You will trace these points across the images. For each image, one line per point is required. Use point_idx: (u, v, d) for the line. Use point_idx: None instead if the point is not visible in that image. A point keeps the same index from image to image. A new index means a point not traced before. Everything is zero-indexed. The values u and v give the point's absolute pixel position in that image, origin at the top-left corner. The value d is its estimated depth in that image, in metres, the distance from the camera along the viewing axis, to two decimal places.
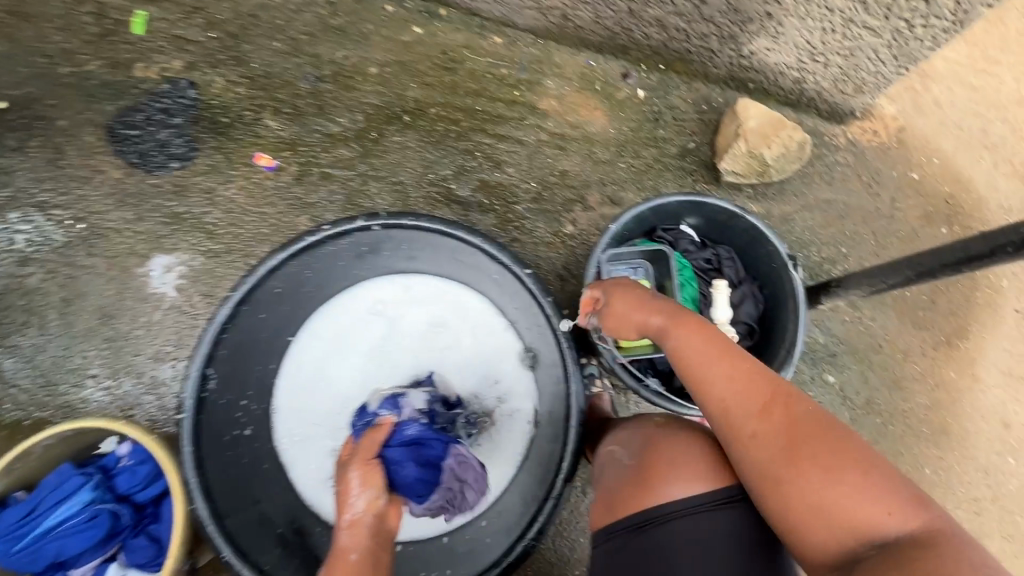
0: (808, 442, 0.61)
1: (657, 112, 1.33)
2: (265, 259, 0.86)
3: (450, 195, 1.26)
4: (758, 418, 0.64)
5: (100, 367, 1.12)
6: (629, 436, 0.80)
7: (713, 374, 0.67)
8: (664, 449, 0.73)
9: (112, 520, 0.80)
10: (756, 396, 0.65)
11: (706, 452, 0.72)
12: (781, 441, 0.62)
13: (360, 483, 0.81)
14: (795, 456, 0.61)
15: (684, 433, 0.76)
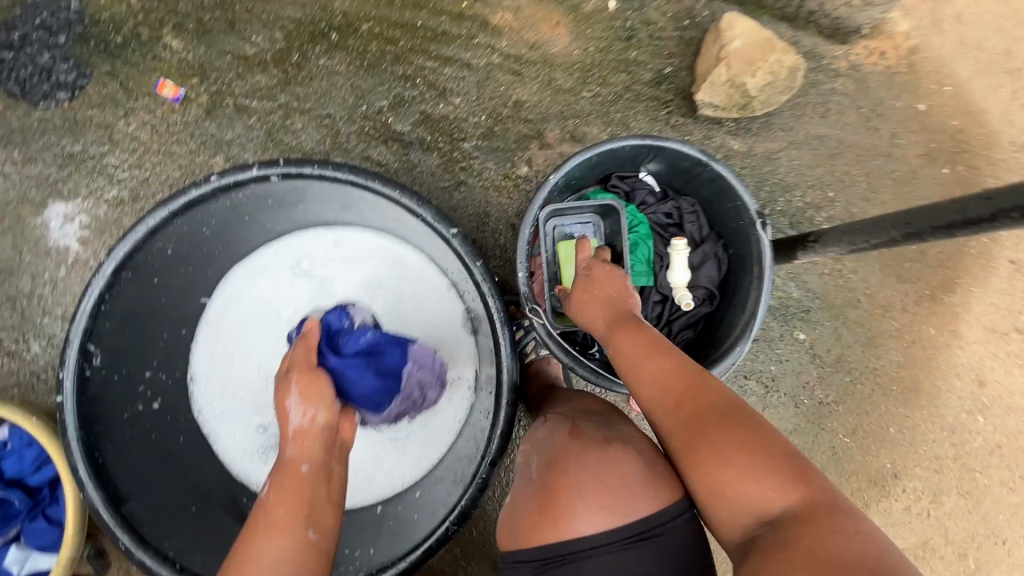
0: (719, 432, 0.58)
1: (631, 28, 1.14)
2: (142, 217, 0.73)
3: (387, 131, 1.10)
4: (672, 409, 0.61)
5: (4, 329, 1.02)
6: (541, 443, 0.70)
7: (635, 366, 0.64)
8: (571, 471, 0.64)
9: (3, 505, 0.75)
10: (671, 384, 0.61)
11: (618, 473, 0.62)
12: (691, 429, 0.59)
13: (302, 395, 0.70)
14: (704, 443, 0.58)
15: (597, 444, 0.66)
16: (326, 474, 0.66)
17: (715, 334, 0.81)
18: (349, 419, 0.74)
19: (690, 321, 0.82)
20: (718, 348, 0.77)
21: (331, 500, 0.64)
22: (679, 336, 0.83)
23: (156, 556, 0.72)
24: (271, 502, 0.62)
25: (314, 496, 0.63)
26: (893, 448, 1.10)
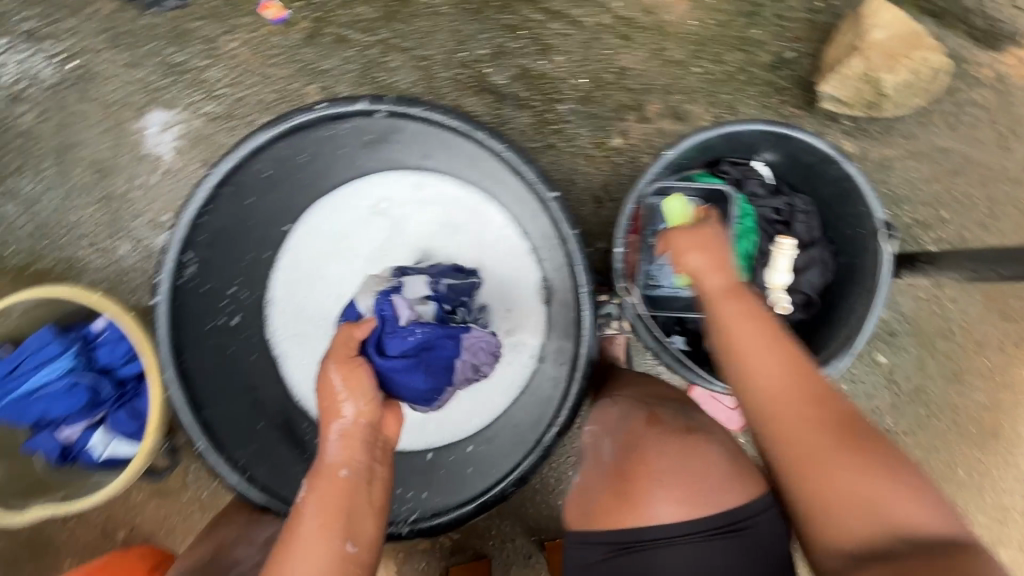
0: (840, 429, 0.57)
1: (757, 3, 1.05)
2: (249, 136, 0.73)
3: (483, 82, 1.06)
4: (795, 399, 0.58)
5: (97, 226, 1.06)
6: (615, 426, 0.70)
7: (749, 347, 0.60)
8: (649, 458, 0.64)
9: (93, 391, 0.78)
10: (789, 374, 0.59)
11: (703, 466, 0.63)
12: (814, 422, 0.57)
13: (345, 386, 0.69)
14: (825, 439, 0.56)
15: (678, 434, 0.66)
16: (365, 479, 0.65)
17: (809, 342, 0.77)
18: (393, 417, 0.73)
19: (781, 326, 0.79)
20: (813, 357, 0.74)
21: (367, 507, 0.64)
22: None
23: (227, 463, 0.76)
24: (310, 501, 0.62)
25: (352, 505, 0.62)
26: (956, 490, 1.05)
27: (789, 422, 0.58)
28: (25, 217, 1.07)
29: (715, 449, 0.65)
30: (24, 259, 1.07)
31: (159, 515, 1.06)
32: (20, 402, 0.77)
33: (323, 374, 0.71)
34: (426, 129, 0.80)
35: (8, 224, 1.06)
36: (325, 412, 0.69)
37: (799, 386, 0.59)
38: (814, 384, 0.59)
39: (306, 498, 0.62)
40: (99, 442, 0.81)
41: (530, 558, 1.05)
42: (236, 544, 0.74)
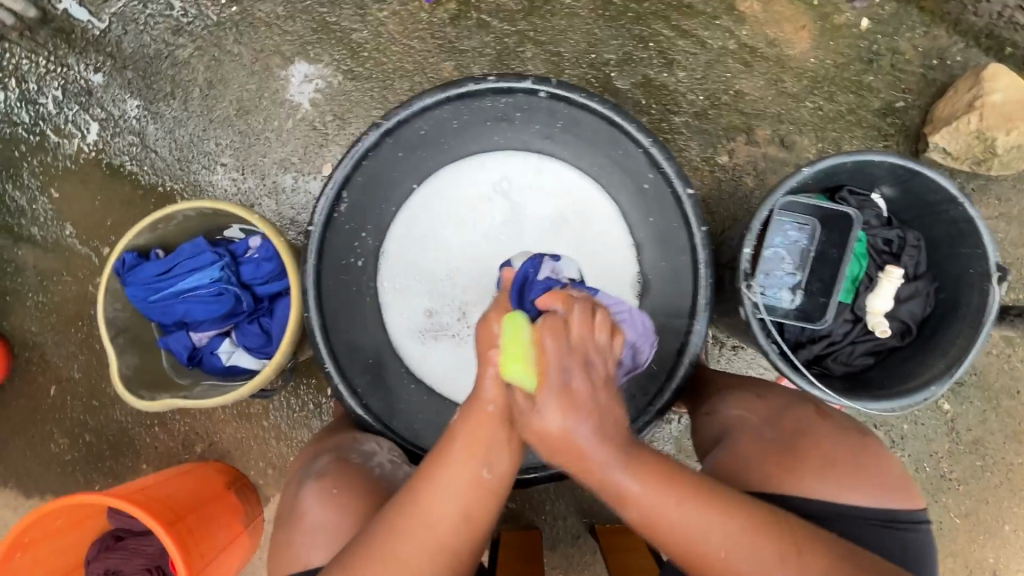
0: (751, 543, 0.59)
1: (875, 52, 1.11)
2: (422, 95, 0.80)
3: (606, 84, 1.13)
4: (706, 527, 0.59)
5: (231, 159, 1.14)
6: (778, 410, 0.77)
7: (650, 496, 0.59)
8: (820, 440, 0.72)
9: (236, 301, 0.86)
10: (751, 522, 0.59)
11: (874, 461, 0.72)
12: (732, 553, 0.59)
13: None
14: (753, 562, 0.59)
15: (853, 432, 0.74)
16: (520, 417, 0.64)
17: (902, 371, 0.81)
18: None
19: (873, 349, 0.84)
20: (905, 382, 0.78)
21: (511, 446, 0.64)
22: (858, 359, 0.84)
23: (347, 386, 0.82)
24: (463, 424, 0.64)
25: (499, 442, 0.63)
26: (997, 544, 1.08)
27: (701, 547, 0.59)
28: (167, 140, 1.15)
29: (877, 451, 0.73)
30: (158, 178, 1.15)
31: (238, 436, 1.12)
32: (169, 300, 0.86)
33: (483, 323, 0.65)
34: (575, 115, 0.85)
35: (150, 144, 1.15)
36: (483, 347, 0.64)
37: (723, 518, 0.59)
38: (741, 511, 0.60)
39: (461, 422, 0.64)
40: (226, 350, 0.89)
41: (576, 538, 1.10)
42: (365, 439, 0.84)
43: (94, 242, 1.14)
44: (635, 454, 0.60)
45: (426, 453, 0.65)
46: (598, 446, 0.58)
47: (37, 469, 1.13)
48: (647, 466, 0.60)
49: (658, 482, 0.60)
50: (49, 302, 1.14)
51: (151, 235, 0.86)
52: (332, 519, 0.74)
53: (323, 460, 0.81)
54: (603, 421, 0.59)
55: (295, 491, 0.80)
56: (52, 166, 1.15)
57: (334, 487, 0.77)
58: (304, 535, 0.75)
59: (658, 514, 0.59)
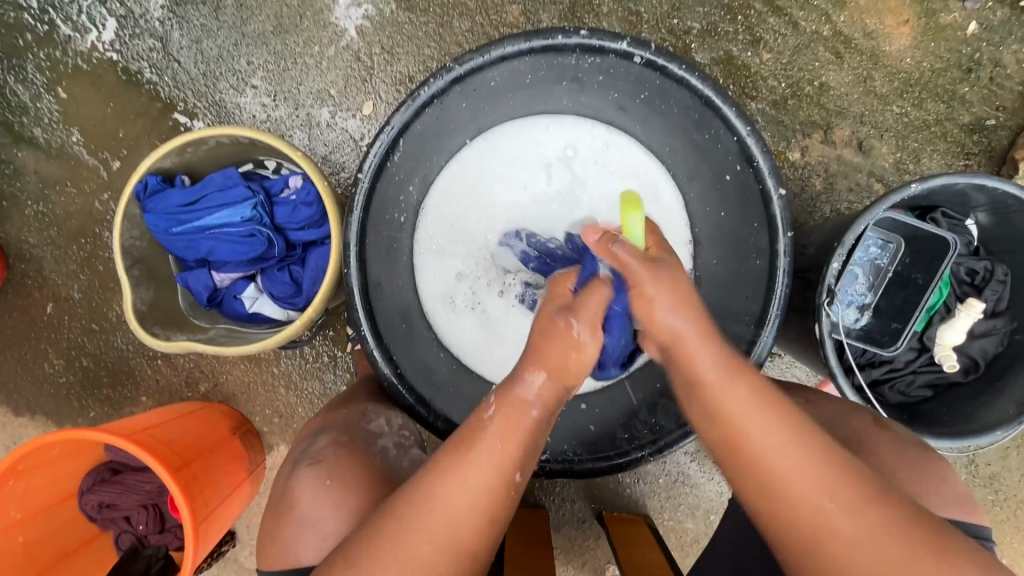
0: (837, 480, 0.53)
1: (976, 61, 1.02)
2: (504, 41, 0.73)
3: (684, 55, 1.03)
4: (788, 449, 0.54)
5: (262, 82, 1.03)
6: (826, 421, 0.69)
7: (737, 396, 0.56)
8: (878, 453, 0.64)
9: (266, 245, 0.87)
10: (836, 458, 0.54)
11: (941, 476, 0.63)
12: (824, 488, 0.52)
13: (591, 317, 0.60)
14: (841, 501, 0.52)
15: (917, 445, 0.66)
16: (553, 413, 0.60)
17: (962, 409, 0.78)
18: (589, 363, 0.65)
19: (933, 382, 0.81)
20: (968, 423, 0.75)
21: (541, 443, 0.60)
22: (916, 390, 0.82)
23: (381, 352, 0.76)
24: (497, 412, 0.58)
25: (532, 442, 0.58)
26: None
27: (786, 472, 0.53)
28: (192, 50, 1.04)
29: (939, 468, 0.64)
30: (178, 91, 1.04)
31: (244, 381, 1.05)
32: (194, 235, 0.86)
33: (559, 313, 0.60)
34: (667, 90, 0.78)
35: (173, 53, 1.04)
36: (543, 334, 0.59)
37: (805, 447, 0.54)
38: (822, 443, 0.55)
39: (494, 409, 0.58)
40: (251, 294, 0.90)
41: (582, 522, 1.08)
42: (375, 416, 0.75)
43: (102, 153, 1.04)
44: (734, 368, 0.57)
45: (448, 441, 0.59)
46: (704, 345, 0.57)
47: (28, 387, 1.06)
48: (738, 380, 0.56)
49: (747, 393, 0.56)
50: (49, 213, 1.05)
51: (178, 161, 0.86)
52: (327, 514, 0.64)
53: (322, 441, 0.71)
54: (705, 341, 0.58)
55: (286, 476, 0.70)
56: (61, 62, 1.04)
57: (329, 477, 0.66)
58: (292, 530, 0.64)
59: (738, 415, 0.55)
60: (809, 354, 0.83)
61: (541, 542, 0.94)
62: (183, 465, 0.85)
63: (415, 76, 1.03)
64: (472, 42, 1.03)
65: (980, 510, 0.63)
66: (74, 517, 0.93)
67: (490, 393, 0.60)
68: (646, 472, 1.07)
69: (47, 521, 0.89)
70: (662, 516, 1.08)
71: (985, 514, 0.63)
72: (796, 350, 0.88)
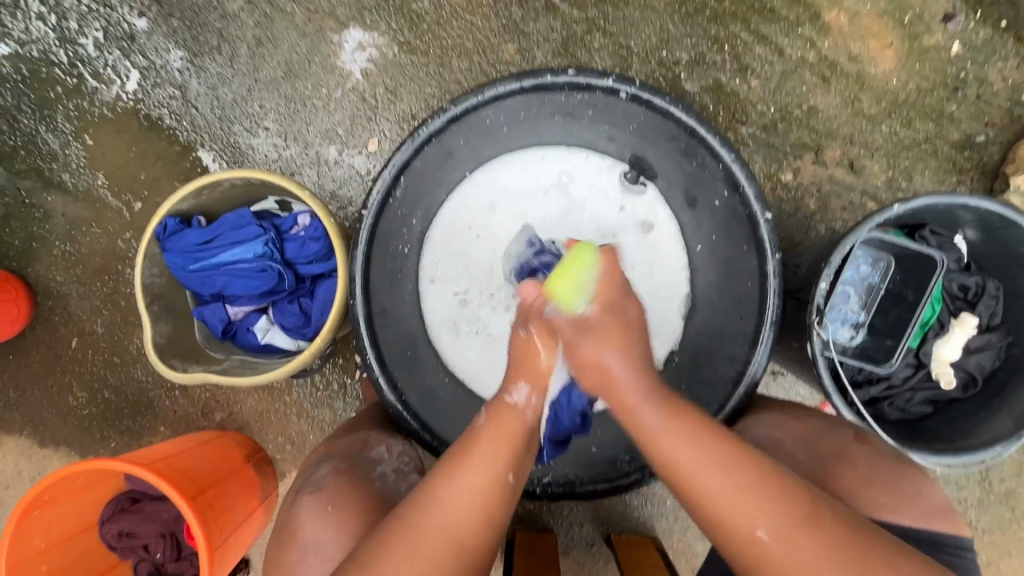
0: (780, 509, 0.55)
1: (962, 80, 1.05)
2: (496, 82, 0.78)
3: (675, 85, 1.07)
4: (725, 477, 0.57)
5: (273, 124, 1.09)
6: (815, 436, 0.70)
7: (674, 446, 0.60)
8: (854, 463, 0.66)
9: (277, 279, 0.91)
10: (778, 484, 0.56)
11: (915, 485, 0.65)
12: (768, 513, 0.55)
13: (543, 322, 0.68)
14: (786, 528, 0.54)
15: (892, 456, 0.67)
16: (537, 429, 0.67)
17: (962, 425, 0.79)
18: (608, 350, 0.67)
19: (932, 398, 0.82)
20: (967, 438, 0.76)
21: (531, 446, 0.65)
22: (916, 406, 0.82)
23: (387, 379, 0.79)
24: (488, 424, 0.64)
25: (520, 447, 0.63)
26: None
27: (722, 502, 0.56)
28: (209, 96, 1.10)
29: (910, 476, 0.65)
30: (196, 135, 1.10)
31: (258, 409, 1.08)
32: (209, 271, 0.91)
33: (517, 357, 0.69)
34: (654, 122, 0.82)
35: (191, 100, 1.10)
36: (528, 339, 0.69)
37: (747, 476, 0.57)
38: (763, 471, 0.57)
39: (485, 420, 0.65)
40: (262, 326, 0.94)
41: (591, 546, 1.08)
42: (376, 443, 0.78)
43: (126, 195, 1.10)
44: (670, 410, 0.62)
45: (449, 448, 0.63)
46: (635, 388, 0.63)
47: (53, 419, 1.10)
48: (677, 417, 0.61)
49: (686, 431, 0.60)
50: (76, 252, 1.11)
51: (196, 203, 0.91)
52: (329, 539, 0.66)
53: (324, 469, 0.74)
54: (638, 384, 0.63)
55: (290, 505, 0.72)
56: (88, 112, 1.11)
57: (330, 503, 0.69)
58: (297, 555, 0.67)
59: (676, 453, 0.59)
60: (806, 372, 0.84)
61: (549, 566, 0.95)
62: (198, 493, 0.88)
63: (417, 113, 1.08)
64: (470, 80, 1.08)
65: (957, 518, 0.64)
66: (96, 546, 0.97)
67: (479, 412, 0.67)
68: (653, 494, 1.07)
69: (69, 550, 0.92)
70: (671, 538, 1.07)
71: (959, 521, 0.64)
72: (795, 369, 0.89)
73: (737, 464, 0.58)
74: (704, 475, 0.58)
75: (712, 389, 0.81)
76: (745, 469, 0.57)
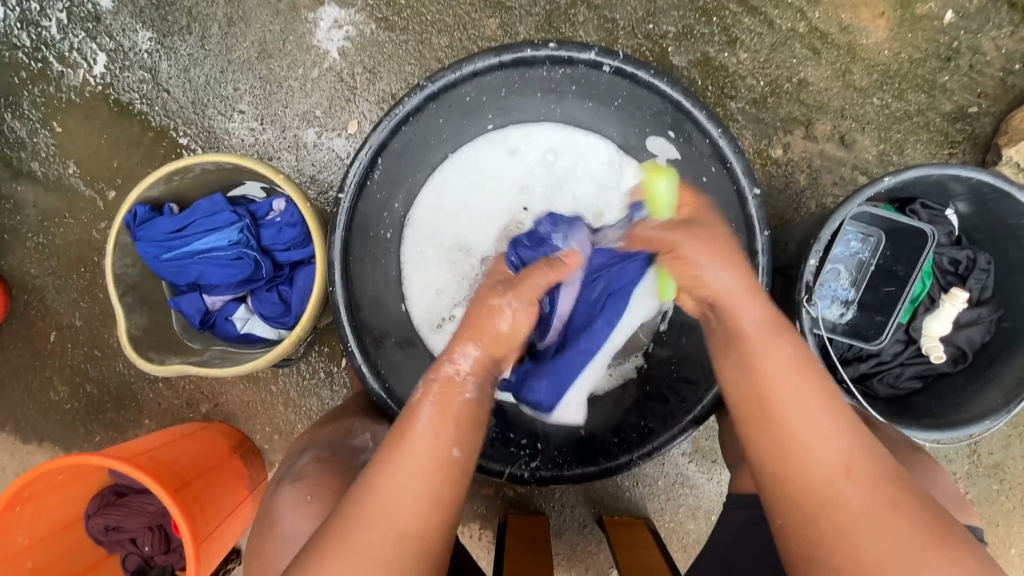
0: (851, 449, 0.54)
1: (955, 49, 1.02)
2: (474, 57, 0.75)
3: (662, 59, 1.04)
4: (823, 424, 0.55)
5: (249, 107, 1.06)
6: None
7: (770, 364, 0.57)
8: None
9: (254, 267, 0.89)
10: (861, 435, 0.55)
11: (932, 477, 0.65)
12: (847, 455, 0.54)
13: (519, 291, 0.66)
14: (864, 498, 0.52)
15: (908, 448, 0.68)
16: (480, 403, 0.62)
17: (952, 399, 0.79)
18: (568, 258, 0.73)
19: (922, 373, 0.82)
20: (957, 413, 0.76)
21: (478, 421, 0.61)
22: (906, 382, 0.82)
23: (370, 366, 0.77)
24: (426, 399, 0.59)
25: (467, 421, 0.59)
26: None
27: (813, 448, 0.54)
28: (181, 79, 1.07)
29: (924, 465, 0.66)
30: (170, 119, 1.07)
31: (244, 399, 1.06)
32: (183, 259, 0.88)
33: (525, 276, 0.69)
34: (640, 96, 0.79)
35: (162, 83, 1.06)
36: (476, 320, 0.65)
37: (841, 426, 0.55)
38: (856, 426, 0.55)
39: (424, 395, 0.60)
40: (241, 315, 0.92)
41: (584, 527, 1.08)
42: (361, 430, 0.76)
43: (99, 184, 1.07)
44: (774, 330, 0.59)
45: (388, 431, 0.59)
46: (744, 300, 0.60)
47: (35, 414, 1.08)
48: (782, 343, 0.58)
49: (806, 375, 0.57)
50: (49, 244, 1.08)
51: (166, 188, 0.88)
52: (307, 529, 0.65)
53: (305, 458, 0.73)
54: (743, 297, 0.61)
55: (270, 495, 0.72)
56: (55, 98, 1.07)
57: (309, 493, 0.68)
58: (277, 545, 0.66)
59: (767, 375, 0.57)
60: None
61: (540, 549, 0.94)
62: (183, 485, 0.87)
63: (398, 93, 1.05)
64: (451, 57, 1.05)
65: (968, 509, 0.65)
66: (78, 541, 0.95)
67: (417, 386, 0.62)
68: (645, 475, 1.07)
69: (54, 546, 0.91)
70: (663, 518, 1.07)
71: (969, 512, 0.65)
72: None
73: (834, 413, 0.56)
74: (797, 409, 0.56)
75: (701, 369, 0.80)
76: (838, 415, 0.56)
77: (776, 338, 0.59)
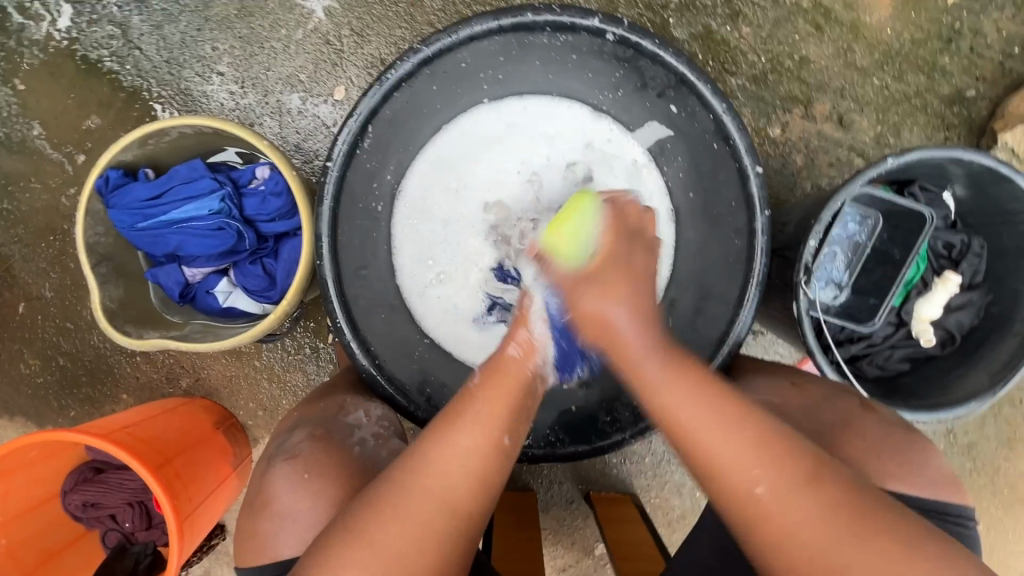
0: (788, 477, 0.54)
1: (957, 30, 1.01)
2: (472, 20, 0.71)
3: (662, 31, 1.01)
4: (728, 440, 0.55)
5: (229, 68, 1.00)
6: (819, 405, 0.69)
7: (680, 398, 0.57)
8: (864, 429, 0.66)
9: (237, 238, 0.85)
10: (786, 445, 0.55)
11: (926, 456, 0.65)
12: (766, 466, 0.54)
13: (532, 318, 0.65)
14: (782, 488, 0.53)
15: (902, 425, 0.68)
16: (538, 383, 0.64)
17: (938, 381, 0.80)
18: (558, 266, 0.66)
19: (910, 355, 0.83)
20: (942, 395, 0.77)
21: (527, 412, 0.62)
22: (894, 363, 0.83)
23: (359, 344, 0.74)
24: (484, 387, 0.60)
25: (519, 407, 0.61)
26: (994, 553, 1.05)
27: (727, 465, 0.55)
28: (154, 36, 1.00)
29: (921, 444, 0.66)
30: (143, 80, 1.00)
31: (227, 374, 1.03)
32: (161, 228, 0.84)
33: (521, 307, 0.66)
34: (644, 70, 0.76)
35: (134, 40, 1.00)
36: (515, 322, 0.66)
37: (745, 435, 0.55)
38: (761, 421, 0.56)
39: (479, 379, 0.61)
40: (223, 288, 0.89)
41: (571, 503, 1.08)
42: (353, 407, 0.75)
43: (66, 146, 1.01)
44: (677, 365, 0.59)
45: (441, 410, 0.60)
46: (647, 347, 0.59)
47: (5, 388, 1.04)
48: (687, 377, 0.58)
49: (697, 393, 0.57)
50: (15, 211, 1.02)
51: (139, 152, 0.84)
52: (305, 507, 0.65)
53: (299, 435, 0.71)
54: (643, 337, 0.59)
55: (263, 472, 0.70)
56: (16, 52, 1.00)
57: (306, 471, 0.67)
58: (273, 524, 0.66)
59: (679, 412, 0.57)
60: (790, 331, 0.83)
61: (527, 525, 0.95)
62: (164, 463, 0.84)
63: (387, 58, 1.00)
64: (444, 22, 1.00)
65: (961, 487, 0.65)
66: (56, 518, 0.92)
67: (476, 372, 0.63)
68: (633, 453, 1.08)
69: (29, 524, 0.88)
70: (649, 494, 1.08)
71: (963, 490, 0.65)
72: (777, 329, 0.88)
73: (738, 432, 0.55)
74: (722, 451, 0.55)
75: (694, 346, 0.79)
76: (748, 431, 0.56)
77: (671, 370, 0.58)
